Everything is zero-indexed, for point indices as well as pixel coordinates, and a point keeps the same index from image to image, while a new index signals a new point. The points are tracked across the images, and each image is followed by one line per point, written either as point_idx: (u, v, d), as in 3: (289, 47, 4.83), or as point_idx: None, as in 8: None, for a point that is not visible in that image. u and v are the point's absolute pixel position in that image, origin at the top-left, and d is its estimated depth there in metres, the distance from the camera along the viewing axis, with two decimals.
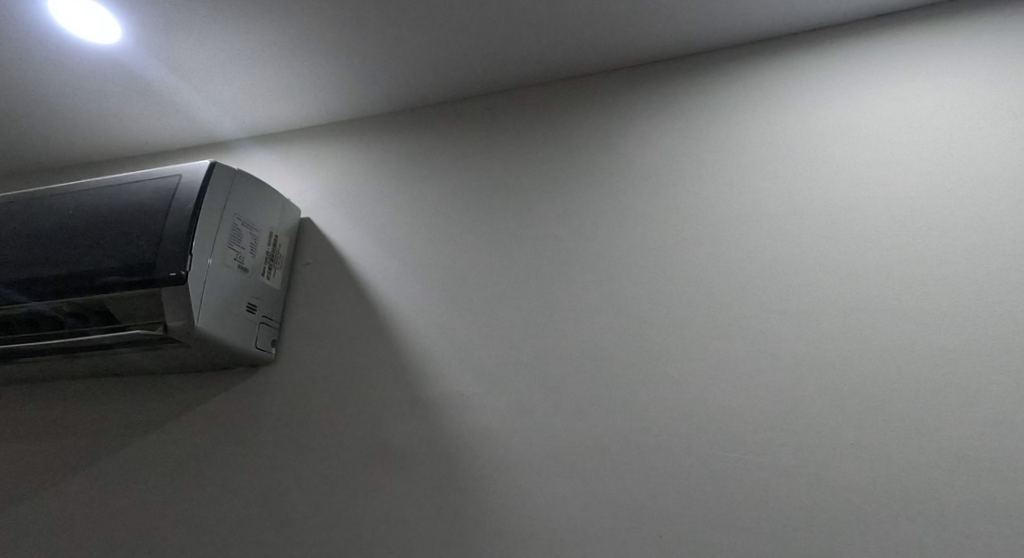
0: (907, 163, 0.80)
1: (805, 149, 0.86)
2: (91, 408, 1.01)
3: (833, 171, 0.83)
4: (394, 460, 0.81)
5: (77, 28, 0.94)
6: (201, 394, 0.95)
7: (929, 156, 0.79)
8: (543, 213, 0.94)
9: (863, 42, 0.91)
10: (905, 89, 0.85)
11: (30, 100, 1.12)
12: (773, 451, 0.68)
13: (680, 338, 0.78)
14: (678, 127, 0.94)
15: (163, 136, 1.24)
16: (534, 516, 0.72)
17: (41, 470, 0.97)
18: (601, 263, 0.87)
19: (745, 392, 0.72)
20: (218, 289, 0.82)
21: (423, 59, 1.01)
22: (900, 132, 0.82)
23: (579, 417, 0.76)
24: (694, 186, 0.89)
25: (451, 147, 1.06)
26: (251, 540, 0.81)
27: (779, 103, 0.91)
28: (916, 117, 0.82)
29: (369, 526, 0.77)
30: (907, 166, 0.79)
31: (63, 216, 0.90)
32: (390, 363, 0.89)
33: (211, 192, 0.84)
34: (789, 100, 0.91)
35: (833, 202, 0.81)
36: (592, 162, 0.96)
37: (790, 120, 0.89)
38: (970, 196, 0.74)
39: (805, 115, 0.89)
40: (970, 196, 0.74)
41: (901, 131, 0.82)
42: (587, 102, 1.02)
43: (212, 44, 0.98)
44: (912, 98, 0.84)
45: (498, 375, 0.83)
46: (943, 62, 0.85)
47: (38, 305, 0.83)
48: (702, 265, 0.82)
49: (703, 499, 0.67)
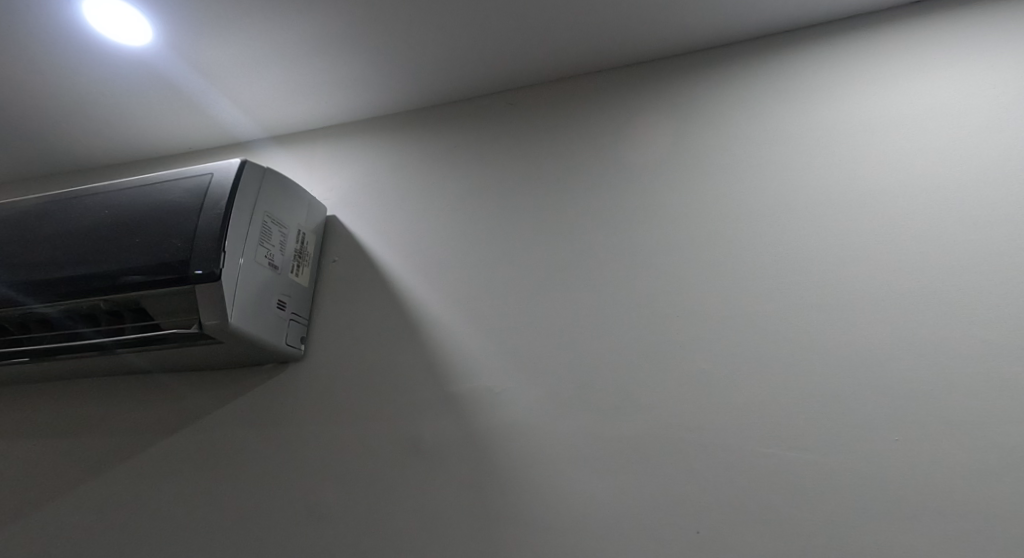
0: (919, 157, 0.78)
1: (815, 142, 0.85)
2: (126, 405, 1.03)
3: (843, 164, 0.82)
4: (424, 457, 0.81)
5: (109, 31, 0.96)
6: (233, 390, 0.96)
7: (944, 148, 0.78)
8: (568, 209, 0.93)
9: (881, 33, 0.89)
10: (920, 81, 0.84)
11: (62, 102, 1.14)
12: (814, 448, 0.66)
13: (713, 333, 0.77)
14: (700, 121, 0.93)
15: (190, 137, 1.26)
16: (567, 514, 0.71)
17: (78, 465, 0.99)
18: (626, 258, 0.86)
19: (784, 388, 0.71)
20: (249, 287, 0.83)
21: (447, 55, 1.01)
22: (912, 124, 0.81)
23: (611, 414, 0.76)
24: (724, 179, 0.87)
25: (475, 144, 1.06)
26: (284, 535, 0.81)
27: (791, 96, 0.90)
28: (929, 109, 0.81)
29: (400, 523, 0.77)
30: (919, 160, 0.78)
31: (97, 216, 0.91)
32: (418, 360, 0.89)
33: (241, 190, 0.85)
34: (802, 93, 0.90)
35: (844, 195, 0.80)
36: (617, 156, 0.95)
37: (801, 114, 0.88)
38: (989, 188, 0.73)
39: (816, 108, 0.88)
40: (988, 188, 0.73)
41: (913, 123, 0.81)
42: (612, 96, 1.01)
43: (239, 45, 0.99)
44: (926, 90, 0.82)
45: (526, 372, 0.82)
46: (966, 51, 0.83)
47: (76, 303, 0.85)
48: (734, 259, 0.81)
49: (740, 497, 0.66)
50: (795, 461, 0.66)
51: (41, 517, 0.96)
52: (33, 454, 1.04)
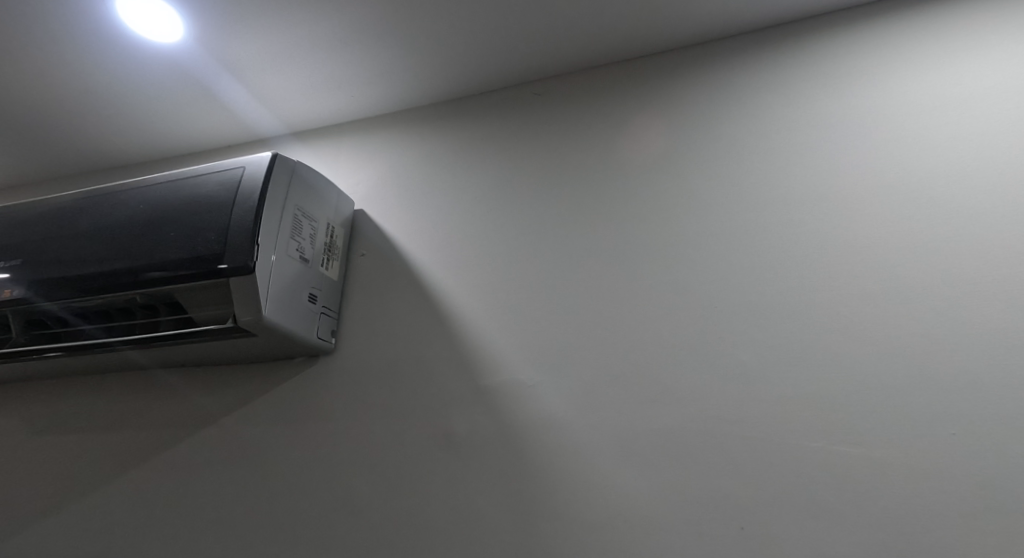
0: (952, 142, 0.76)
1: (841, 129, 0.83)
2: (159, 398, 1.04)
3: (870, 151, 0.80)
4: (457, 451, 0.80)
5: (143, 30, 0.97)
6: (265, 384, 0.97)
7: (979, 133, 0.75)
8: (597, 200, 0.92)
9: (911, 17, 0.87)
10: (953, 64, 0.81)
11: (94, 100, 1.16)
12: (865, 443, 0.64)
13: (753, 325, 0.74)
14: (723, 110, 0.92)
15: (216, 134, 1.27)
16: (605, 509, 0.70)
17: (114, 458, 1.01)
18: (655, 249, 0.84)
19: (830, 381, 0.68)
20: (282, 280, 0.83)
21: (475, 47, 1.00)
22: (944, 108, 0.78)
23: (647, 407, 0.74)
24: (762, 167, 0.85)
25: (502, 136, 1.05)
26: (319, 527, 0.82)
27: (817, 82, 0.88)
28: (961, 93, 0.78)
29: (434, 515, 0.77)
30: (951, 145, 0.76)
31: (132, 211, 0.92)
32: (449, 354, 0.88)
33: (273, 184, 0.85)
34: (828, 79, 0.87)
35: (873, 183, 0.78)
36: (645, 146, 0.93)
37: (826, 101, 0.86)
38: None
39: (842, 94, 0.85)
40: None
41: (945, 107, 0.78)
42: (641, 85, 0.99)
43: (269, 39, 0.99)
44: (959, 74, 0.80)
45: (559, 365, 0.81)
46: (1005, 33, 0.80)
47: (112, 297, 0.86)
48: (774, 249, 0.78)
49: (785, 492, 0.64)
50: (844, 454, 0.64)
51: (78, 509, 0.98)
52: (68, 447, 1.05)
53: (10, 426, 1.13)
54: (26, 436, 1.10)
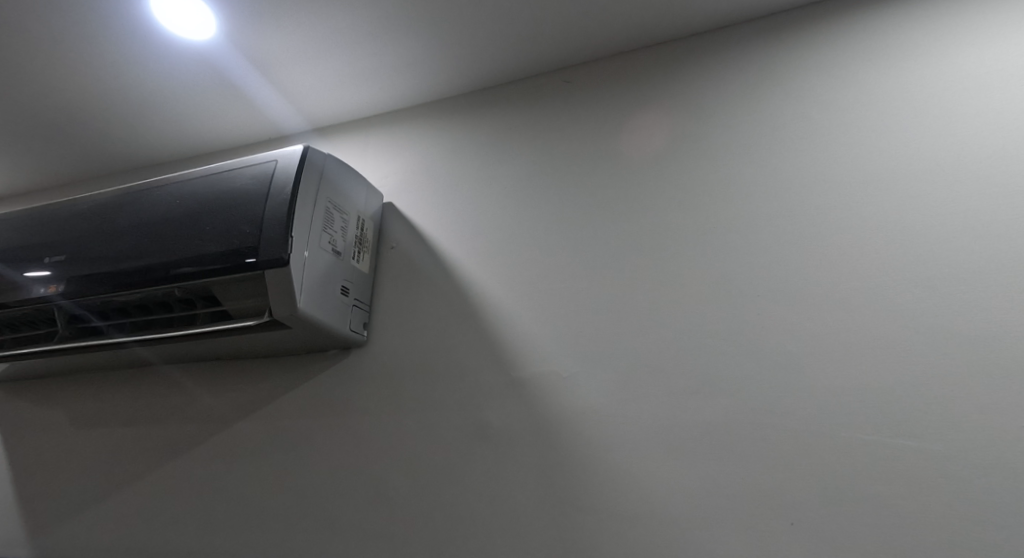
0: (1008, 119, 0.71)
1: (884, 108, 0.79)
2: (196, 392, 1.05)
3: (920, 129, 0.76)
4: (493, 444, 0.79)
5: (176, 29, 0.99)
6: (298, 376, 0.97)
7: None
8: (633, 188, 0.90)
9: None
10: (1010, 37, 0.76)
11: (129, 100, 1.18)
12: (923, 436, 0.61)
13: (799, 314, 0.72)
14: (760, 91, 0.88)
15: (246, 131, 1.28)
16: (649, 504, 0.68)
17: (155, 449, 1.02)
18: (693, 236, 0.82)
19: (885, 372, 0.65)
20: (315, 272, 0.83)
21: (505, 35, 0.98)
22: (1000, 84, 0.74)
23: (688, 400, 0.72)
24: (808, 149, 0.81)
25: (532, 126, 1.03)
26: (356, 518, 0.82)
27: (860, 59, 0.84)
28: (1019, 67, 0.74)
29: (471, 508, 0.77)
30: (1007, 122, 0.71)
31: (168, 206, 0.93)
32: (483, 345, 0.87)
33: (305, 176, 0.84)
34: (873, 55, 0.83)
35: (919, 163, 0.74)
36: (680, 131, 0.91)
37: (869, 79, 0.82)
38: None
39: (887, 71, 0.81)
40: None
41: (1000, 83, 0.74)
42: (676, 68, 0.96)
43: (298, 34, 0.99)
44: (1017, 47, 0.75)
45: (595, 357, 0.80)
46: None
47: (151, 290, 0.87)
48: (822, 234, 0.75)
49: (837, 487, 0.62)
50: (905, 449, 0.61)
51: (121, 500, 1.00)
52: (109, 439, 1.08)
53: (53, 418, 1.16)
54: (69, 428, 1.13)
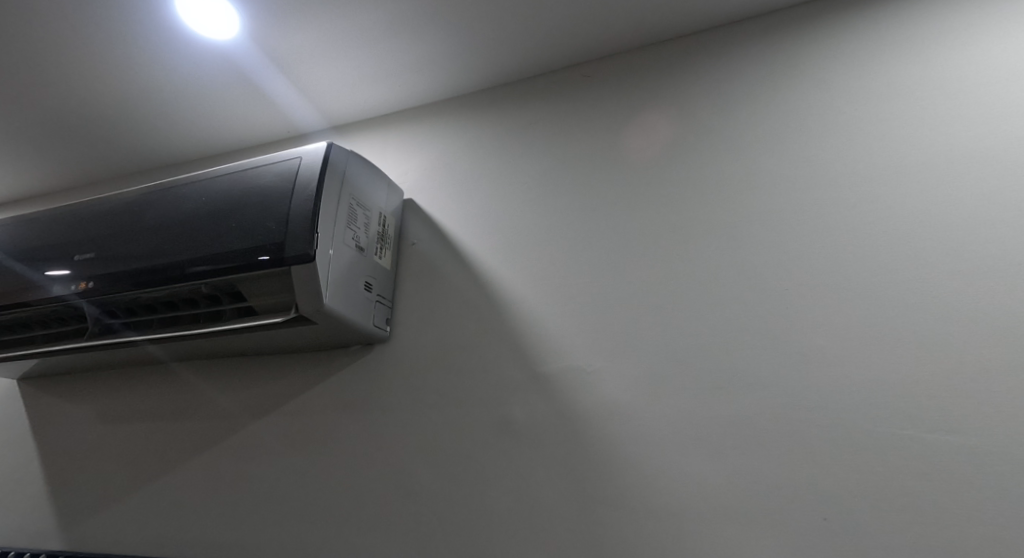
0: None
1: (907, 100, 0.78)
2: (220, 387, 1.06)
3: (944, 121, 0.75)
4: (517, 439, 0.80)
5: (200, 29, 1.00)
6: (322, 372, 0.98)
7: None
8: (654, 182, 0.89)
9: None
10: None
11: (153, 99, 1.20)
12: (959, 431, 0.60)
13: (828, 309, 0.71)
14: (781, 84, 0.88)
15: (265, 130, 1.29)
16: (677, 499, 0.68)
17: (181, 444, 1.04)
18: (716, 230, 0.81)
19: (919, 366, 0.64)
20: (339, 268, 0.84)
21: (526, 30, 0.98)
22: None
23: (715, 395, 0.72)
24: (834, 141, 0.80)
25: (552, 121, 1.03)
26: (382, 512, 0.83)
27: (883, 51, 0.83)
28: None
29: (496, 502, 0.77)
30: None
31: (193, 204, 0.95)
32: (506, 340, 0.87)
33: (329, 173, 0.85)
34: (897, 46, 0.82)
35: (943, 155, 0.73)
36: (702, 125, 0.90)
37: (892, 70, 0.81)
38: None
39: (910, 63, 0.80)
40: None
41: None
42: (698, 62, 0.95)
43: (320, 33, 1.00)
44: None
45: (620, 352, 0.79)
46: None
47: (178, 287, 0.88)
48: (850, 227, 0.74)
49: (870, 483, 0.61)
50: (940, 444, 0.60)
51: (149, 493, 1.02)
52: (136, 434, 1.09)
53: (81, 413, 1.18)
54: (97, 423, 1.15)
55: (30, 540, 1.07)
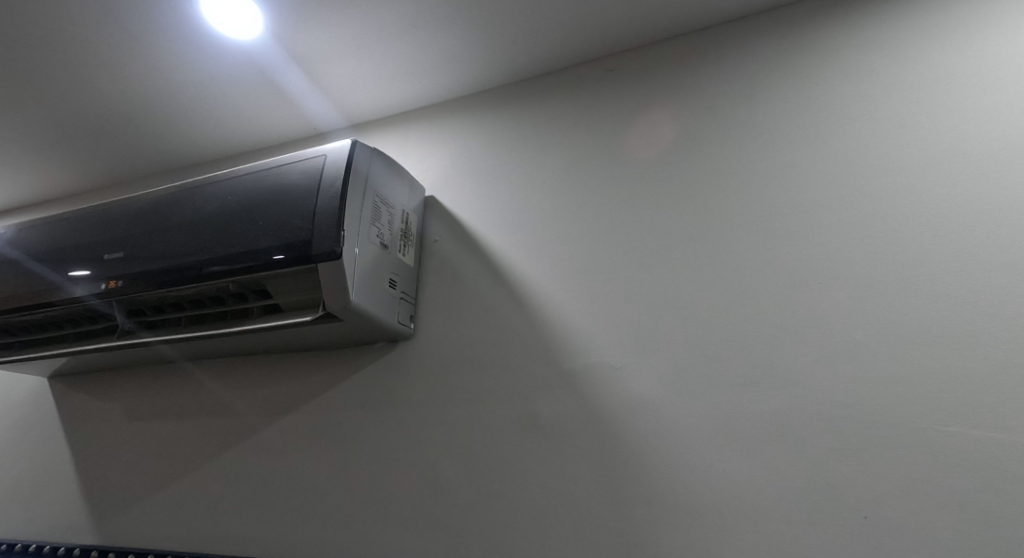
0: None
1: (937, 89, 0.76)
2: (246, 385, 1.07)
3: (976, 111, 0.73)
4: (545, 435, 0.79)
5: (224, 29, 1.00)
6: (347, 369, 0.99)
7: None
8: (681, 176, 0.88)
9: None
10: None
11: (176, 99, 1.21)
12: (1004, 427, 0.58)
13: (864, 303, 0.69)
14: (806, 75, 0.86)
15: (286, 129, 1.30)
16: (710, 496, 0.67)
17: (209, 441, 1.05)
18: (744, 224, 0.80)
19: (960, 360, 0.62)
20: (364, 265, 0.84)
21: (549, 24, 0.97)
22: None
23: (748, 391, 0.71)
24: (867, 132, 0.78)
25: (575, 116, 1.03)
26: (410, 508, 0.83)
27: (912, 39, 0.81)
28: None
29: (524, 498, 0.77)
30: None
31: (219, 202, 0.95)
32: (531, 337, 0.87)
33: (354, 171, 0.85)
34: (926, 35, 0.80)
35: (974, 145, 0.71)
36: (728, 118, 0.89)
37: (922, 59, 0.79)
38: None
39: (940, 51, 0.78)
40: None
41: None
42: (723, 54, 0.94)
43: (342, 30, 1.00)
44: None
45: (647, 348, 0.79)
46: None
47: (206, 285, 0.89)
48: (884, 220, 0.72)
49: (911, 480, 0.60)
50: (984, 441, 0.59)
51: (179, 489, 1.03)
52: (164, 432, 1.11)
53: (110, 411, 1.20)
54: (126, 420, 1.17)
55: (64, 536, 1.09)
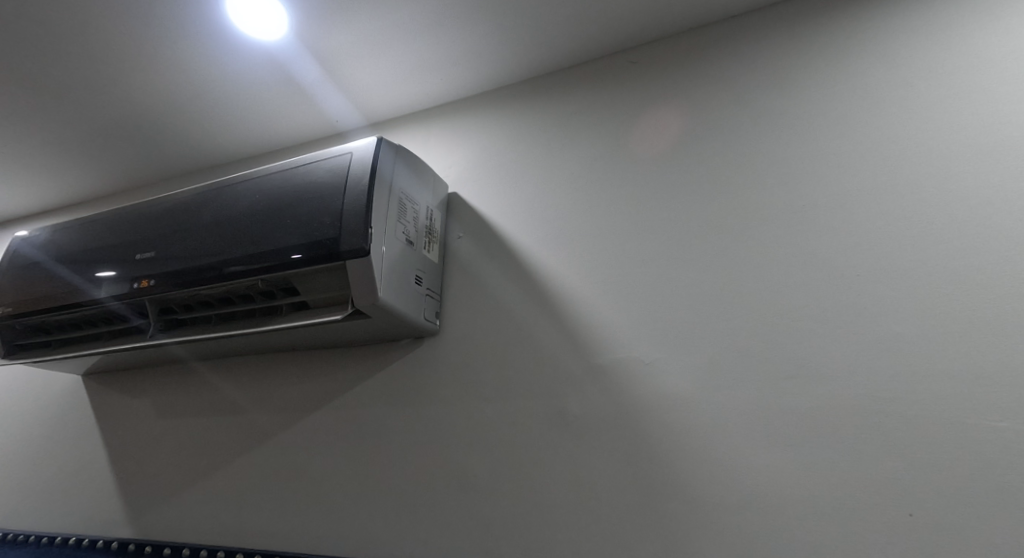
0: None
1: (975, 72, 0.74)
2: (274, 383, 1.09)
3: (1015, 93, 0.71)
4: (574, 430, 0.79)
5: (249, 29, 1.01)
6: (373, 366, 0.99)
7: None
8: (710, 167, 0.87)
9: None
10: None
11: (201, 100, 1.22)
12: None
13: (904, 296, 0.67)
14: (836, 61, 0.84)
15: (309, 128, 1.31)
16: (745, 492, 0.66)
17: (238, 437, 1.07)
18: (775, 216, 0.79)
19: (1008, 353, 0.60)
20: (391, 263, 0.84)
21: (572, 17, 0.96)
22: None
23: (783, 387, 0.69)
24: (901, 118, 0.76)
25: (599, 109, 1.02)
26: (440, 504, 0.83)
27: (947, 21, 0.79)
28: None
29: (555, 494, 0.76)
30: None
31: (247, 201, 0.96)
32: (558, 332, 0.87)
33: (380, 168, 0.85)
34: (962, 16, 0.78)
35: (1014, 128, 0.69)
36: (756, 108, 0.87)
37: (959, 41, 0.77)
38: None
39: (978, 33, 0.76)
40: None
41: None
42: (751, 44, 0.92)
43: (366, 29, 1.00)
44: None
45: (678, 342, 0.78)
46: None
47: (235, 283, 0.90)
48: (922, 208, 0.70)
49: (956, 476, 0.58)
50: None
51: (211, 484, 1.05)
52: (195, 428, 1.13)
53: (142, 408, 1.22)
54: (158, 417, 1.19)
55: (102, 529, 1.12)
